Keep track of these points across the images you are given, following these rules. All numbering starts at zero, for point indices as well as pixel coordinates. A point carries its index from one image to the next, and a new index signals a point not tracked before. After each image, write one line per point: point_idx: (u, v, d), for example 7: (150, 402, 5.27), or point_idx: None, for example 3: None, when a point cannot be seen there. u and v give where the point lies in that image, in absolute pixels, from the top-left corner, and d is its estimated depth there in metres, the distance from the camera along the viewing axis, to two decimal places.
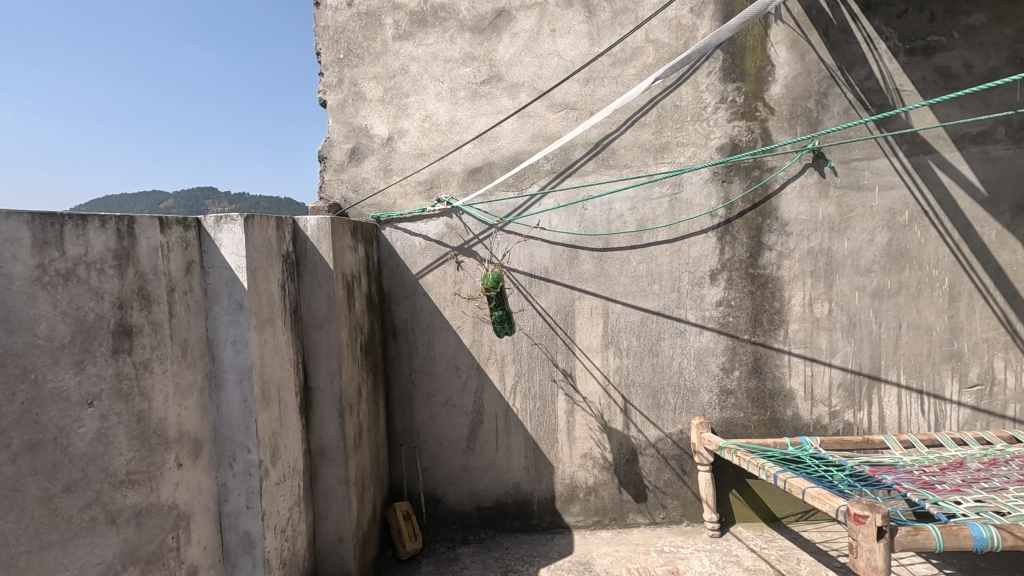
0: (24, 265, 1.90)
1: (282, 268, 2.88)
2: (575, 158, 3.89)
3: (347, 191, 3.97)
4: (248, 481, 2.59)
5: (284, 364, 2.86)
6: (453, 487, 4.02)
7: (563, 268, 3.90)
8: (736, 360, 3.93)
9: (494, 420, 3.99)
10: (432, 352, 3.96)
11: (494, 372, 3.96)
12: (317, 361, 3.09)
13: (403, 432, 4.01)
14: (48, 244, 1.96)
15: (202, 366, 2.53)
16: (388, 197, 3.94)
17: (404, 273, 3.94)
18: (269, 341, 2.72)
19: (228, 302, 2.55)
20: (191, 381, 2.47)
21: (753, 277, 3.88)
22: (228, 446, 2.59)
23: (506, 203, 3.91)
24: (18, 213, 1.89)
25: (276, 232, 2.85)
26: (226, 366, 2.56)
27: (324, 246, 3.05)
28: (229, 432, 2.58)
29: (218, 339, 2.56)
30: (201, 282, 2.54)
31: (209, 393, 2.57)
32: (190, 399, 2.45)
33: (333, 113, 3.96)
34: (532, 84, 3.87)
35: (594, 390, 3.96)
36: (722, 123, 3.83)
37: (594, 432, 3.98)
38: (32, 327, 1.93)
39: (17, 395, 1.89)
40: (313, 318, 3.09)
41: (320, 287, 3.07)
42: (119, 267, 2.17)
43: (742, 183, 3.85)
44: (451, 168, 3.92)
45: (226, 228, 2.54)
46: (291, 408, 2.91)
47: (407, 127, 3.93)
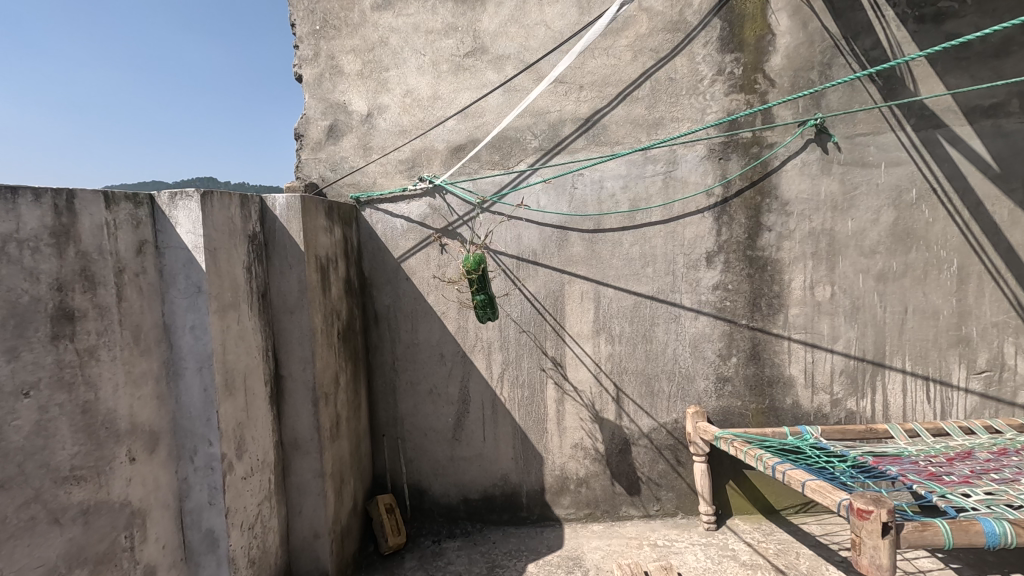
0: None
1: (247, 250, 2.69)
2: (564, 135, 3.69)
3: (325, 170, 3.78)
4: (210, 475, 2.44)
5: (251, 352, 2.68)
6: (439, 479, 3.87)
7: (552, 251, 3.72)
8: (734, 346, 3.75)
9: (481, 410, 3.83)
10: (415, 339, 3.79)
11: (481, 360, 3.79)
12: (288, 349, 2.92)
13: (386, 422, 3.85)
14: None
15: (158, 354, 2.36)
16: (368, 177, 3.75)
17: (385, 256, 3.76)
18: (233, 326, 2.54)
19: (185, 285, 2.37)
20: (145, 369, 2.30)
21: (752, 259, 3.69)
22: (188, 439, 2.43)
23: (492, 182, 3.72)
24: None
25: (241, 210, 2.66)
26: (185, 353, 2.40)
27: (294, 226, 2.87)
28: (189, 424, 2.42)
29: (175, 325, 2.39)
30: (155, 264, 2.37)
31: (167, 382, 2.40)
32: (144, 389, 2.29)
33: (309, 88, 3.76)
34: (518, 55, 3.66)
35: (585, 378, 3.79)
36: (719, 96, 3.62)
37: (585, 422, 3.82)
38: None
39: None
40: (284, 303, 2.90)
41: (291, 270, 2.89)
42: (57, 246, 1.98)
43: (740, 160, 3.65)
44: (433, 145, 3.73)
45: (182, 206, 2.36)
46: (259, 398, 2.74)
47: (387, 102, 3.73)
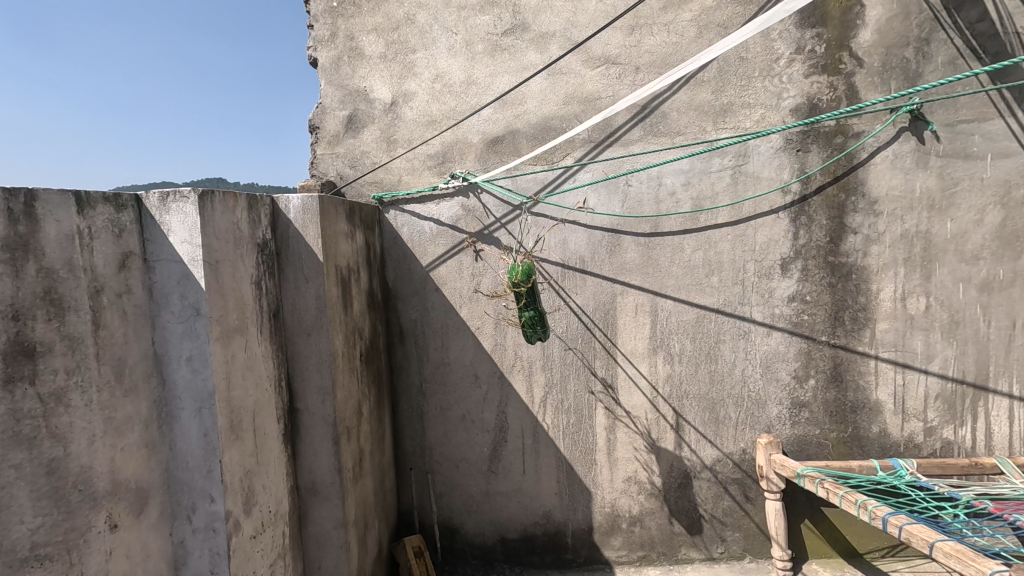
0: None
1: (256, 261, 2.24)
2: (617, 124, 3.22)
3: (344, 167, 3.33)
4: (212, 539, 1.98)
5: (261, 383, 2.23)
6: (473, 516, 3.41)
7: (603, 257, 3.25)
8: (812, 367, 3.26)
9: (521, 439, 3.37)
10: (446, 358, 3.34)
11: (521, 382, 3.33)
12: (303, 377, 2.47)
13: (412, 452, 3.40)
14: None
15: (148, 392, 1.92)
16: (392, 174, 3.30)
17: (412, 264, 3.30)
18: (239, 355, 2.09)
19: (180, 307, 1.92)
20: (131, 412, 1.85)
21: (834, 267, 3.20)
22: (185, 494, 1.98)
23: (534, 179, 3.25)
24: None
25: (248, 214, 2.21)
26: (180, 391, 1.95)
27: (311, 232, 2.41)
28: (186, 477, 1.97)
29: (169, 356, 1.94)
30: (143, 281, 1.92)
31: (159, 426, 1.95)
32: (130, 437, 1.84)
33: (325, 73, 3.31)
34: (564, 33, 3.18)
35: (640, 403, 3.32)
36: (797, 79, 3.13)
37: (640, 452, 3.34)
38: None
39: None
40: (299, 324, 2.45)
41: (307, 285, 2.43)
42: (12, 262, 1.54)
43: (821, 153, 3.16)
44: (467, 138, 3.27)
45: (176, 209, 1.90)
46: (271, 438, 2.29)
47: (413, 88, 3.27)
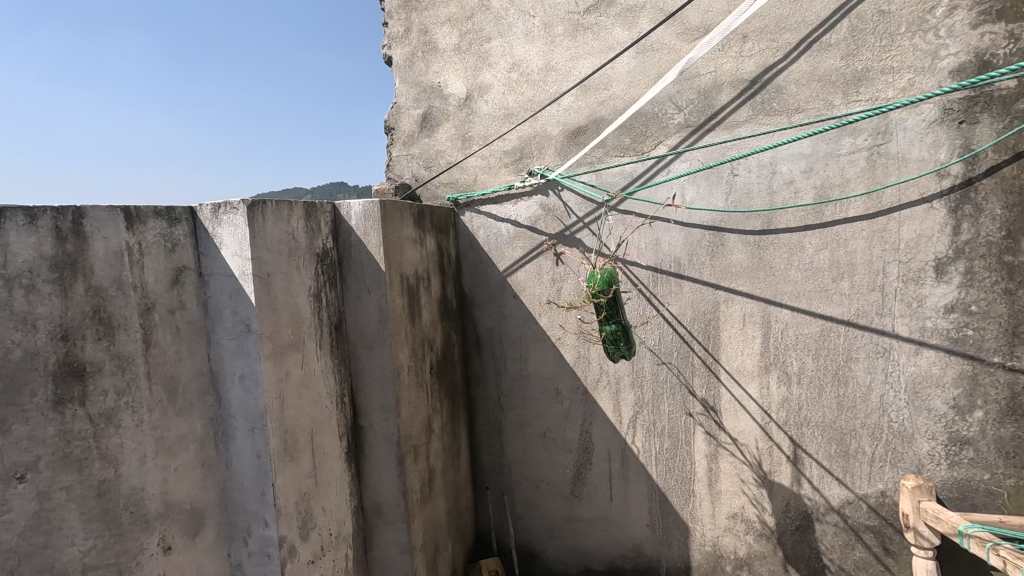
0: None
1: (314, 272, 2.13)
2: (719, 104, 2.77)
3: (419, 168, 3.19)
4: (266, 565, 1.90)
5: (320, 401, 2.12)
6: (555, 542, 3.15)
7: (703, 260, 2.81)
8: (976, 395, 2.53)
9: (607, 462, 3.04)
10: (525, 371, 3.09)
11: (607, 400, 2.99)
12: (367, 393, 2.34)
13: (491, 468, 3.20)
14: None
15: (204, 410, 1.87)
16: (467, 173, 3.10)
17: (489, 269, 3.08)
18: (295, 372, 1.99)
19: (232, 323, 1.85)
20: (185, 432, 1.81)
21: (1011, 268, 2.43)
22: (241, 516, 1.92)
23: (621, 172, 2.89)
24: None
25: (306, 223, 2.10)
26: (234, 410, 1.88)
27: (372, 240, 2.27)
28: (242, 498, 1.91)
29: (223, 373, 1.88)
30: (198, 295, 1.87)
31: (216, 444, 1.90)
32: (184, 457, 1.80)
33: (400, 72, 3.19)
34: (655, 4, 2.77)
35: (748, 429, 2.84)
36: (961, 31, 2.44)
37: (748, 486, 2.87)
38: None
39: None
40: (362, 337, 2.32)
41: (369, 296, 2.29)
42: (60, 282, 1.52)
43: (995, 121, 2.42)
44: (546, 130, 2.98)
45: (226, 221, 1.82)
46: (332, 458, 2.18)
47: (488, 80, 3.04)
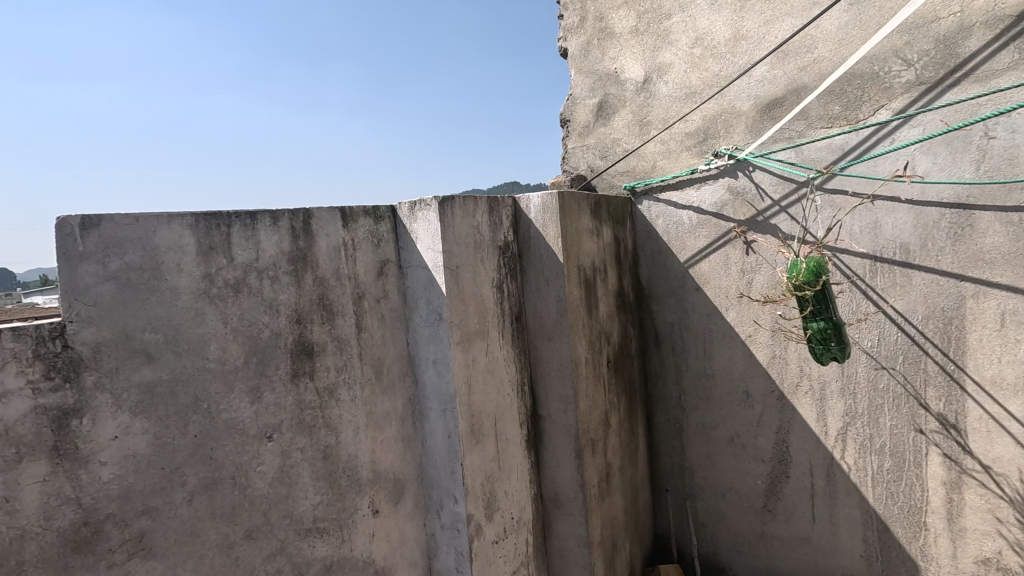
0: (189, 277, 1.63)
1: (497, 264, 2.21)
2: (967, 52, 2.23)
3: (594, 158, 3.14)
4: (456, 538, 2.03)
5: (503, 388, 2.20)
6: (744, 558, 2.87)
7: (942, 245, 2.30)
8: None
9: (809, 477, 2.67)
10: (709, 369, 2.86)
11: (809, 407, 2.63)
12: (546, 384, 2.37)
13: (671, 470, 3.04)
14: (214, 251, 1.66)
15: (403, 390, 2.06)
16: (645, 160, 2.96)
17: (669, 261, 2.91)
18: (480, 359, 2.09)
19: (427, 311, 2.00)
20: (389, 409, 2.01)
21: None
22: (434, 490, 2.07)
23: (829, 146, 2.50)
24: (180, 215, 1.61)
25: (489, 217, 2.19)
26: (429, 392, 2.03)
27: (551, 232, 2.28)
28: (435, 474, 2.06)
29: (419, 357, 2.05)
30: (398, 286, 2.06)
31: (413, 422, 2.08)
32: (388, 431, 2.00)
33: (575, 62, 3.17)
34: None
35: (1009, 457, 2.26)
36: None
37: (1008, 529, 2.28)
38: (201, 349, 1.65)
39: (189, 427, 1.64)
40: (541, 328, 2.35)
41: (548, 287, 2.31)
42: (295, 273, 1.78)
43: None
44: (735, 107, 2.71)
45: (421, 217, 1.97)
46: (513, 444, 2.25)
47: (668, 60, 2.86)
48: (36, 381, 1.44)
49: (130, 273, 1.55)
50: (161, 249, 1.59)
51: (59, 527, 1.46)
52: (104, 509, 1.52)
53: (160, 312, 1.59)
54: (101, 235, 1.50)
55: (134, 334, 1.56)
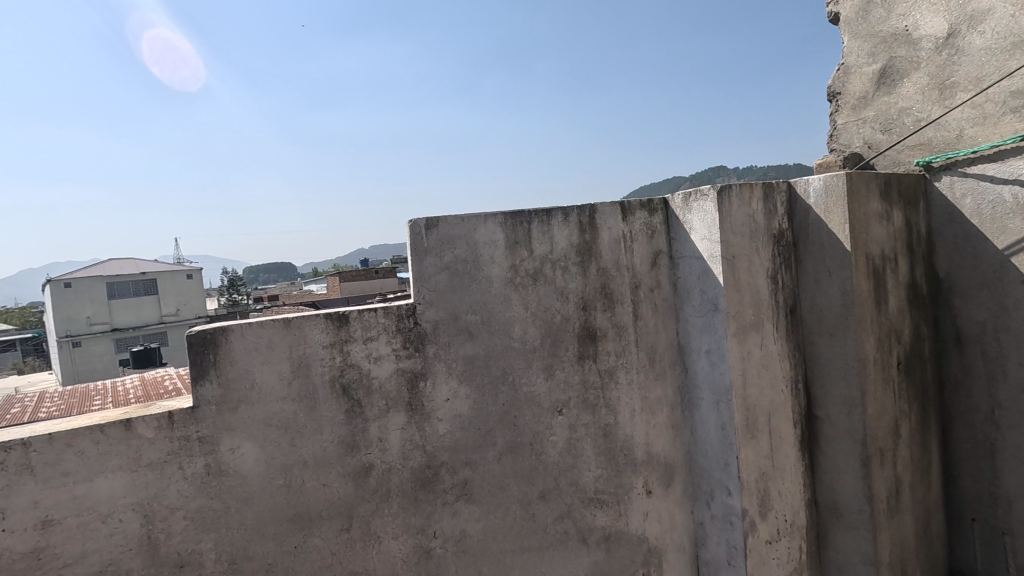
0: (500, 267, 1.89)
1: (772, 254, 2.11)
2: None
3: (874, 132, 2.77)
4: (729, 531, 1.99)
5: (777, 384, 2.10)
6: None
7: None
8: None
9: None
10: None
11: None
12: (824, 383, 2.19)
13: (976, 498, 2.55)
14: (519, 244, 1.90)
15: (674, 378, 2.10)
16: (947, 130, 2.52)
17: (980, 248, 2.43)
18: (756, 352, 2.02)
19: (701, 302, 2.00)
20: (661, 395, 2.07)
21: None
22: (705, 480, 2.07)
23: None
24: (493, 214, 1.87)
25: (764, 204, 2.09)
26: (701, 382, 2.03)
27: (836, 218, 2.08)
28: (706, 464, 2.06)
29: (691, 347, 2.06)
30: (670, 276, 2.10)
31: (683, 410, 2.11)
32: (660, 417, 2.07)
33: (850, 27, 2.84)
34: None
35: None
36: None
37: None
38: (508, 329, 1.91)
39: (499, 396, 1.92)
40: (820, 323, 2.18)
41: (830, 279, 2.12)
42: (582, 264, 1.95)
43: None
44: None
45: (698, 206, 1.96)
46: (787, 443, 2.14)
47: (986, 6, 2.38)
48: (397, 349, 1.83)
49: (458, 264, 1.86)
50: (480, 244, 1.87)
51: (412, 466, 1.86)
52: (440, 457, 1.88)
53: (478, 297, 1.89)
54: (439, 234, 1.83)
55: (460, 315, 1.87)
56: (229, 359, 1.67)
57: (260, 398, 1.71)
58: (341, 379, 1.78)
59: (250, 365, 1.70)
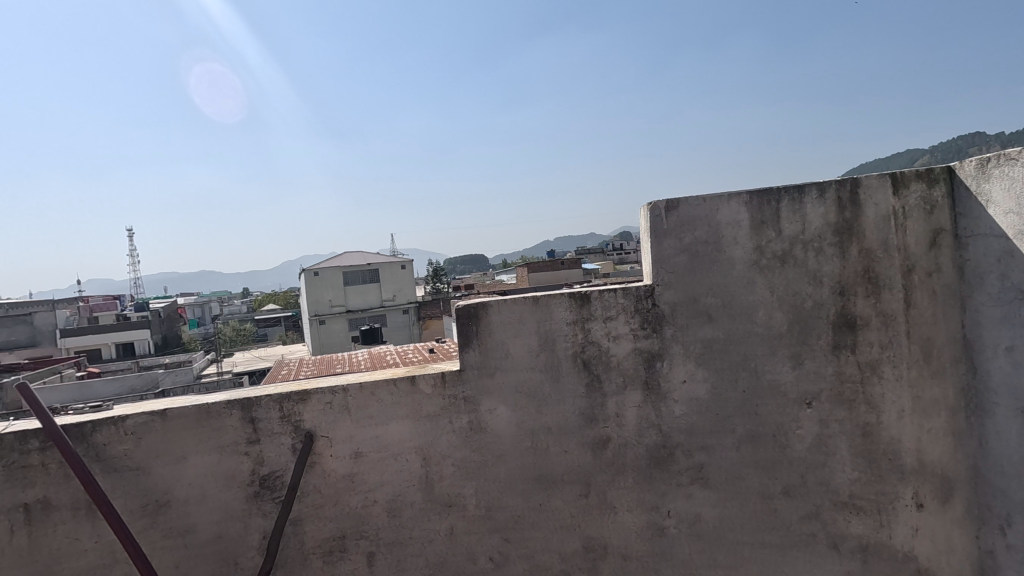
0: (743, 249, 1.82)
1: None
2: None
3: None
4: None
5: None
6: None
7: None
8: None
9: None
10: None
11: None
12: None
13: None
14: (765, 224, 1.81)
15: (956, 378, 1.81)
16: None
17: None
18: None
19: (1000, 288, 1.67)
20: (938, 396, 1.81)
21: None
22: (998, 501, 1.74)
23: None
24: (738, 193, 1.80)
25: None
26: (997, 384, 1.70)
27: None
28: (1001, 481, 1.72)
29: (982, 342, 1.74)
30: (953, 258, 1.80)
31: (966, 416, 1.81)
32: (936, 421, 1.80)
33: None
34: None
35: None
36: None
37: None
38: (751, 314, 1.85)
39: (739, 382, 1.87)
40: None
41: None
42: (840, 245, 1.79)
43: None
44: None
45: (999, 173, 1.63)
46: None
47: None
48: (636, 329, 1.88)
49: (698, 245, 1.83)
50: (722, 224, 1.82)
51: (647, 443, 1.90)
52: (676, 438, 1.90)
53: (719, 279, 1.84)
54: (680, 215, 1.83)
55: (699, 297, 1.85)
56: (488, 331, 1.86)
57: (513, 366, 1.89)
58: (582, 355, 1.89)
59: (504, 336, 1.87)
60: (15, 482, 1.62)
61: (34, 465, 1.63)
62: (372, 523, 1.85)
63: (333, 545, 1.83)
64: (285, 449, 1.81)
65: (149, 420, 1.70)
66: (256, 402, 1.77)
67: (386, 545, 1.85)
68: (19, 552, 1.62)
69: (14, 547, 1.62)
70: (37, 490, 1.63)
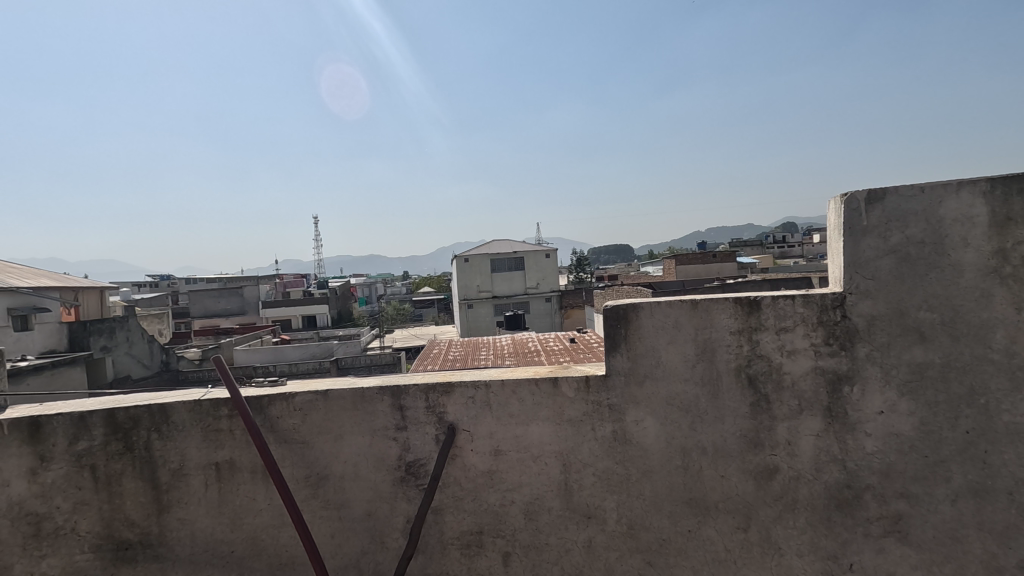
0: (977, 252, 1.44)
1: None
2: None
3: None
4: None
5: None
6: None
7: None
8: None
9: None
10: None
11: None
12: None
13: None
14: (1013, 222, 1.40)
15: None
16: None
17: None
18: None
19: None
20: None
21: None
22: None
23: None
24: (973, 181, 1.42)
25: None
26: None
27: None
28: None
29: None
30: None
31: None
32: None
33: None
34: None
35: None
36: None
37: None
38: (985, 336, 1.46)
39: (960, 421, 1.50)
40: None
41: None
42: None
43: None
44: None
45: None
46: None
47: None
48: (818, 344, 1.58)
49: (910, 247, 1.48)
50: (946, 221, 1.45)
51: (827, 480, 1.61)
52: (866, 478, 1.58)
53: (939, 289, 1.47)
54: (885, 209, 1.48)
55: (909, 311, 1.50)
56: (638, 335, 1.70)
57: (665, 375, 1.70)
58: (747, 369, 1.64)
59: (657, 343, 1.69)
60: (209, 442, 1.85)
61: (224, 429, 1.84)
62: (510, 523, 1.81)
63: (470, 539, 1.82)
64: (429, 438, 1.83)
65: (314, 399, 1.82)
66: (404, 390, 1.82)
67: (522, 548, 1.80)
68: (212, 503, 1.86)
69: (208, 498, 1.86)
70: (226, 451, 1.85)
